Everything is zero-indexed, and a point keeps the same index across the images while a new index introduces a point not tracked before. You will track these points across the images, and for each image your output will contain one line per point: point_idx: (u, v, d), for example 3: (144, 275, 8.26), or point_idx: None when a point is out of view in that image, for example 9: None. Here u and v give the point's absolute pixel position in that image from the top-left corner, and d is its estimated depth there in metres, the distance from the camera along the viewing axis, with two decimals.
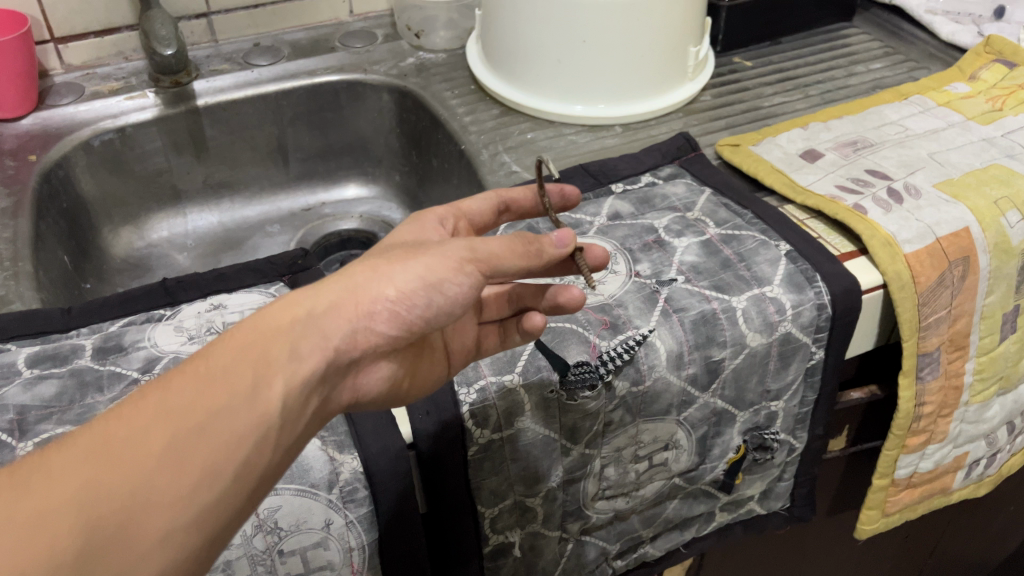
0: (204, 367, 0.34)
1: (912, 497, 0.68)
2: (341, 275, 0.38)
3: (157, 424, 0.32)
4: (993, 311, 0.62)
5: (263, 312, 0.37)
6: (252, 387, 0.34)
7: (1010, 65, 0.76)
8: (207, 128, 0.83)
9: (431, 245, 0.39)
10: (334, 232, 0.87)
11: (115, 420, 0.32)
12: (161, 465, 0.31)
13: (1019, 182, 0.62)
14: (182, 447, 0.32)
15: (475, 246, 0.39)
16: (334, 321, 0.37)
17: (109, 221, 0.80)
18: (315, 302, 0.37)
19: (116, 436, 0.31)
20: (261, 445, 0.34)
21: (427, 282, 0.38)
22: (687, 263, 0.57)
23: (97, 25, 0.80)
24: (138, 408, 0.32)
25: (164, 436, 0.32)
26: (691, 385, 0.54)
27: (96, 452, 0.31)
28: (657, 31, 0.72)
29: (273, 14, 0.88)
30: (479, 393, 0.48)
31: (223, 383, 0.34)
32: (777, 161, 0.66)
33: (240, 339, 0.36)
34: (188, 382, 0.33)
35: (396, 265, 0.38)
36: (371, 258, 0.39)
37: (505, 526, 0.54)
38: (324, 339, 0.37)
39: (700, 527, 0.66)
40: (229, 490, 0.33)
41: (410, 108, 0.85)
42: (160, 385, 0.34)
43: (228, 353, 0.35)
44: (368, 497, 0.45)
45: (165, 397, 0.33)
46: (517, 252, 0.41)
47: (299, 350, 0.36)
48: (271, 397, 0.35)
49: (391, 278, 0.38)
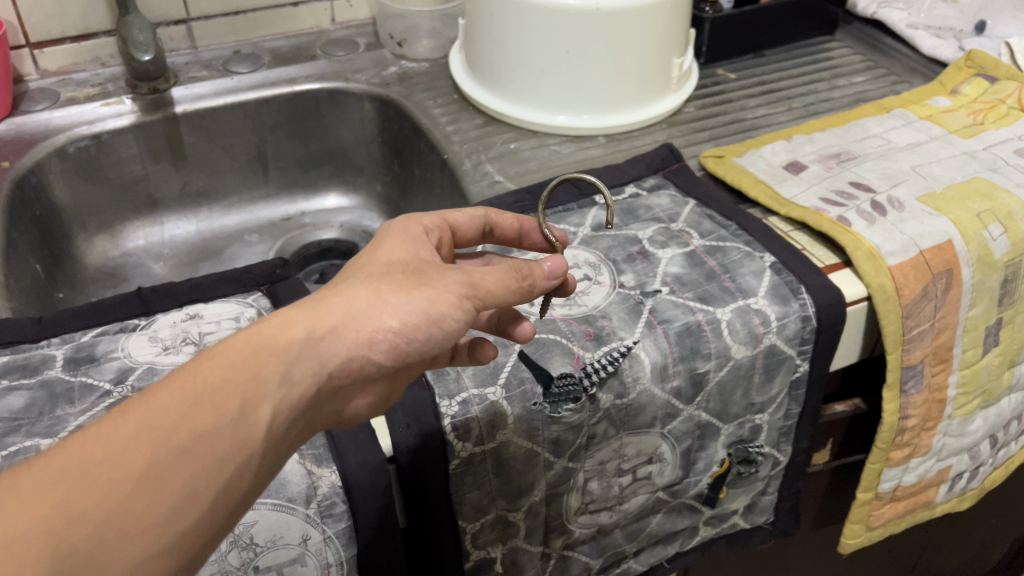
0: (191, 384, 0.33)
1: (895, 511, 0.68)
2: (343, 295, 0.37)
3: (137, 445, 0.31)
4: (976, 324, 0.62)
5: (257, 327, 0.35)
6: (240, 410, 0.33)
7: (990, 79, 0.77)
8: (185, 135, 0.81)
9: (434, 272, 0.39)
10: (314, 241, 0.86)
11: (93, 437, 0.31)
12: (137, 489, 0.30)
13: (1001, 196, 0.62)
14: (161, 472, 0.31)
15: (476, 280, 0.39)
16: (333, 345, 0.36)
17: (83, 230, 0.79)
18: (315, 323, 0.36)
19: (93, 455, 0.30)
20: (243, 469, 0.33)
21: (432, 315, 0.38)
22: (671, 274, 0.56)
23: (73, 30, 0.79)
24: (118, 426, 0.31)
25: (145, 457, 0.31)
26: (676, 398, 0.54)
27: (71, 472, 0.30)
28: (640, 42, 0.72)
29: (253, 21, 0.88)
30: (461, 405, 0.47)
31: (211, 404, 0.33)
32: (761, 173, 0.66)
33: (231, 355, 0.34)
34: (173, 400, 0.32)
35: (400, 293, 0.37)
36: (374, 277, 0.38)
37: (487, 542, 0.53)
38: (319, 362, 0.36)
39: (684, 542, 0.65)
40: (206, 516, 0.32)
41: (392, 117, 0.84)
42: (142, 400, 0.32)
43: (218, 370, 0.34)
44: (346, 512, 0.44)
45: (151, 414, 0.32)
46: (509, 287, 0.41)
47: (291, 373, 0.35)
48: (257, 422, 0.34)
49: (394, 308, 0.37)
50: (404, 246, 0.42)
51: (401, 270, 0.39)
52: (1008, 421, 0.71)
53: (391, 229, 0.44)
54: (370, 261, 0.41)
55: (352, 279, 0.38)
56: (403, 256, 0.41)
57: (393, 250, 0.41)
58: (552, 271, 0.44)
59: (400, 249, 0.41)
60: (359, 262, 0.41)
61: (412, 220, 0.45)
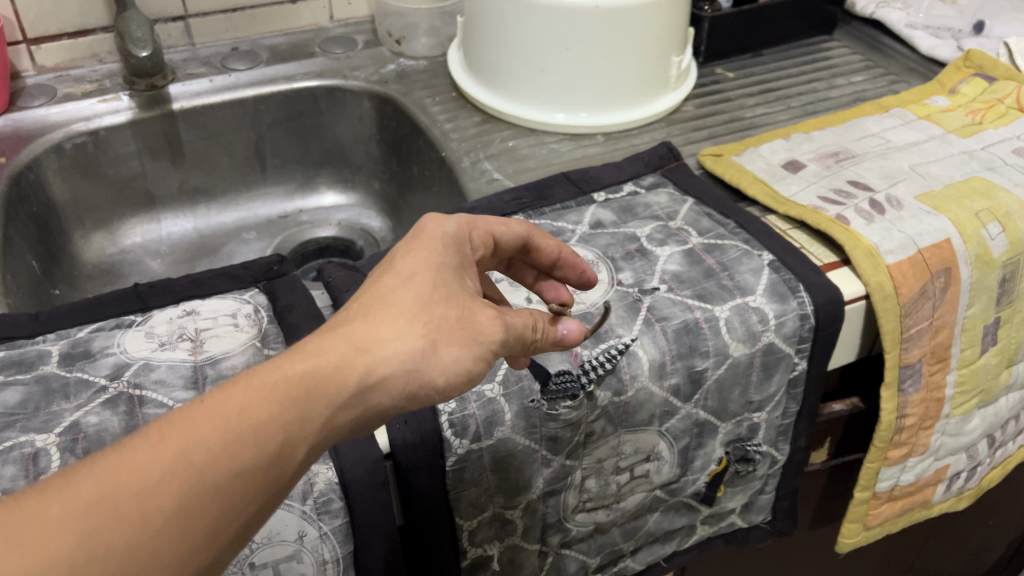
0: (236, 421, 0.32)
1: (893, 510, 0.68)
2: (396, 341, 0.36)
3: (174, 482, 0.30)
4: (974, 323, 0.62)
5: (310, 363, 0.35)
6: (279, 450, 0.33)
7: (989, 79, 0.77)
8: (183, 132, 0.81)
9: (482, 323, 0.39)
10: (312, 239, 0.86)
11: (129, 465, 0.30)
12: (168, 529, 0.30)
13: (999, 195, 0.62)
14: (193, 513, 0.31)
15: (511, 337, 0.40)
16: (379, 394, 0.36)
17: (80, 227, 0.79)
18: (367, 367, 0.36)
19: (130, 487, 0.30)
20: (266, 504, 0.34)
21: (471, 373, 0.38)
22: (669, 271, 0.56)
23: (71, 26, 0.79)
24: (160, 457, 0.31)
25: (183, 496, 0.30)
26: (674, 396, 0.53)
27: (105, 503, 0.29)
28: (640, 41, 0.72)
29: (251, 18, 0.87)
30: (459, 402, 0.47)
31: (254, 444, 0.32)
32: (760, 172, 0.66)
33: (280, 390, 0.34)
34: (216, 437, 0.32)
35: (450, 350, 0.37)
36: (428, 322, 0.37)
37: (484, 539, 0.52)
38: (360, 407, 0.36)
39: (681, 540, 0.65)
40: (222, 553, 0.32)
41: (391, 115, 0.84)
42: (183, 428, 0.32)
43: (264, 406, 0.33)
44: (343, 509, 0.44)
45: (194, 448, 0.31)
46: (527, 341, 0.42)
47: (331, 417, 0.35)
48: (289, 464, 0.34)
49: (444, 366, 0.37)
50: (453, 270, 0.41)
51: (454, 313, 0.38)
52: (1006, 420, 0.71)
53: (443, 239, 0.42)
54: (422, 283, 0.39)
55: (405, 315, 0.37)
56: (452, 286, 0.40)
57: (443, 274, 0.40)
58: (567, 336, 0.45)
59: (451, 278, 0.40)
60: (409, 280, 0.39)
61: (464, 228, 0.44)
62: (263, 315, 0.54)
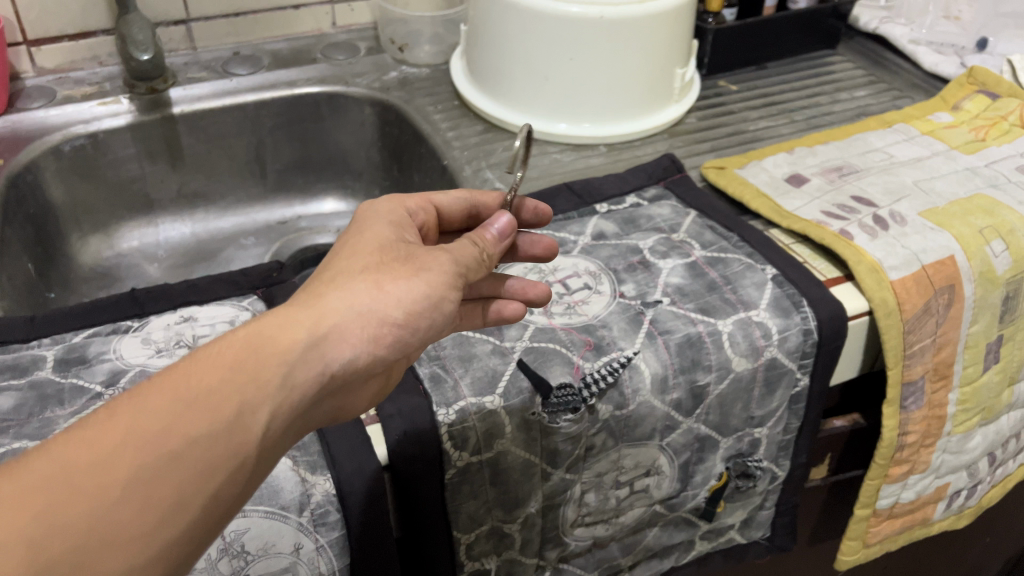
0: (186, 387, 0.32)
1: (893, 528, 0.67)
2: (341, 292, 0.37)
3: (125, 450, 0.30)
4: (977, 340, 0.61)
5: (258, 327, 0.35)
6: (237, 413, 0.33)
7: (992, 96, 0.77)
8: (182, 135, 0.81)
9: (423, 256, 0.40)
10: (310, 246, 0.85)
11: (79, 442, 0.30)
12: (125, 497, 0.30)
13: (1003, 212, 0.62)
14: (150, 479, 0.30)
15: (458, 259, 0.40)
16: (336, 345, 0.36)
17: (77, 230, 0.78)
18: (316, 323, 0.36)
19: (81, 460, 0.30)
20: (236, 474, 0.33)
21: (430, 299, 0.38)
22: (672, 284, 0.56)
23: (72, 28, 0.78)
24: (108, 429, 0.31)
25: (134, 463, 0.30)
26: (675, 410, 0.53)
27: (56, 479, 0.29)
28: (643, 52, 0.72)
29: (254, 23, 0.87)
30: (459, 413, 0.46)
31: (207, 407, 0.32)
32: (763, 185, 0.66)
33: (228, 354, 0.34)
34: (164, 402, 0.32)
35: (396, 282, 0.38)
36: (369, 268, 0.38)
37: (481, 553, 0.52)
38: (321, 364, 0.35)
39: (680, 556, 0.64)
40: (195, 525, 0.32)
41: (392, 122, 0.84)
42: (132, 401, 0.32)
43: (213, 372, 0.33)
44: (340, 521, 0.43)
45: (143, 418, 0.31)
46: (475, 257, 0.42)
47: (292, 375, 0.34)
48: (251, 427, 0.33)
49: (395, 299, 0.37)
50: (389, 225, 0.42)
51: (392, 255, 0.39)
52: (1007, 439, 0.70)
53: (370, 213, 0.43)
54: (356, 243, 0.40)
55: (345, 271, 0.38)
56: (390, 237, 0.41)
57: (379, 230, 0.41)
58: (500, 233, 0.44)
59: (385, 231, 0.41)
60: (345, 245, 0.40)
61: (396, 202, 0.46)
62: None
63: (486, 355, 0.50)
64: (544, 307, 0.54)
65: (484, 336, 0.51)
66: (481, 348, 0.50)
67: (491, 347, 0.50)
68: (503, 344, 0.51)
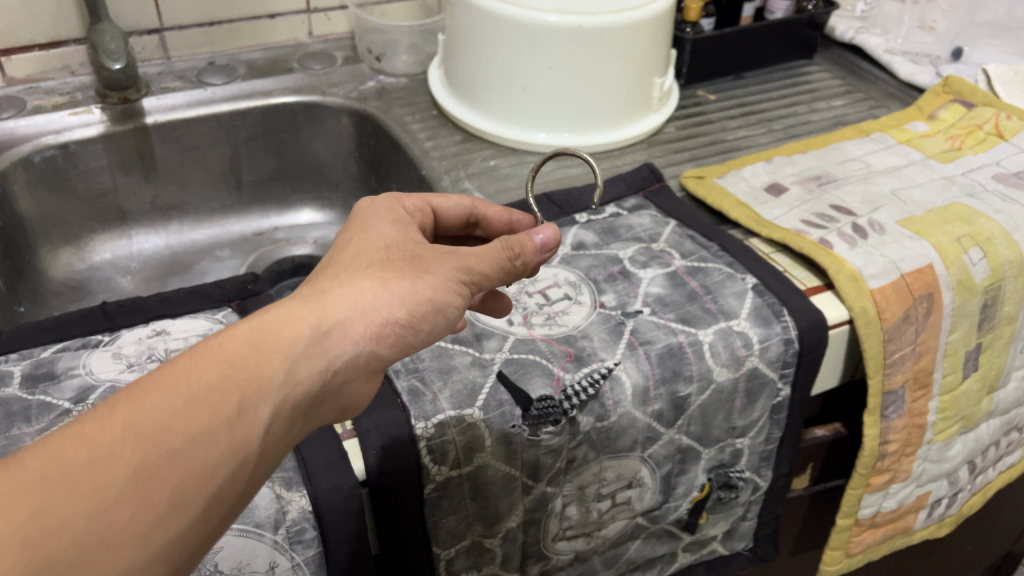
0: (186, 382, 0.31)
1: (874, 537, 0.67)
2: (345, 289, 0.36)
3: (125, 446, 0.29)
4: (956, 348, 0.61)
5: (260, 320, 0.34)
6: (239, 410, 0.32)
7: (967, 106, 0.77)
8: (155, 146, 0.79)
9: (430, 257, 0.39)
10: (287, 257, 0.84)
11: (76, 437, 0.29)
12: (125, 495, 0.29)
13: (980, 221, 0.62)
14: (151, 476, 0.29)
15: (470, 264, 0.40)
16: (338, 342, 0.35)
17: (47, 242, 0.76)
18: (319, 320, 0.35)
19: (78, 457, 0.29)
20: (239, 472, 0.32)
21: (434, 302, 0.38)
22: (652, 294, 0.55)
23: (42, 37, 0.77)
24: (107, 424, 0.30)
25: (134, 460, 0.29)
26: (657, 421, 0.52)
27: (53, 475, 0.28)
28: (621, 61, 0.72)
29: (229, 32, 0.86)
30: (438, 427, 0.46)
31: (209, 402, 0.31)
32: (742, 195, 0.65)
33: (229, 349, 0.33)
34: (165, 398, 0.31)
35: (401, 282, 0.37)
36: (373, 266, 0.38)
37: (461, 569, 0.51)
38: (322, 361, 0.35)
39: (663, 568, 0.64)
40: (197, 524, 0.31)
41: (370, 132, 0.83)
42: (131, 396, 0.31)
43: (214, 366, 0.32)
44: (317, 538, 0.42)
45: (143, 413, 0.30)
46: (496, 258, 0.41)
47: (294, 372, 0.34)
48: (254, 423, 0.32)
49: (401, 299, 0.37)
50: (390, 225, 0.41)
51: (397, 256, 0.39)
52: (987, 446, 0.71)
53: (376, 208, 0.43)
54: (359, 242, 0.39)
55: (348, 269, 0.38)
56: (396, 238, 0.40)
57: (381, 229, 0.40)
58: (543, 245, 0.43)
59: (389, 231, 0.40)
60: (348, 243, 0.40)
61: (395, 202, 0.45)
62: None
63: (465, 367, 0.49)
64: (523, 318, 0.53)
65: (463, 347, 0.50)
66: (460, 360, 0.49)
67: (470, 358, 0.49)
68: (482, 356, 0.50)
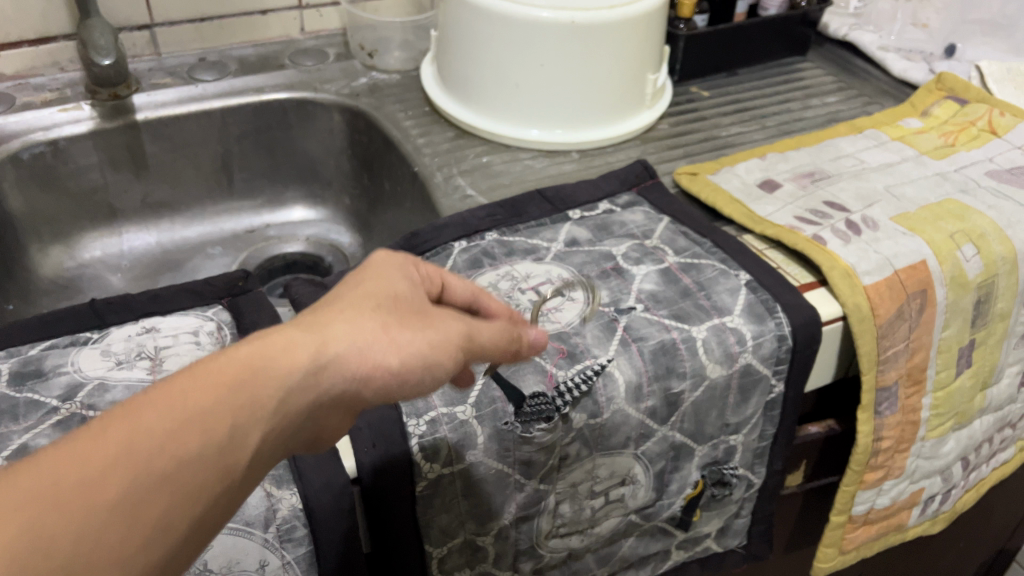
0: (182, 404, 0.29)
1: (868, 534, 0.67)
2: (348, 323, 0.34)
3: (113, 474, 0.27)
4: (950, 345, 0.61)
5: (262, 344, 0.32)
6: (231, 440, 0.30)
7: (961, 102, 0.77)
8: (146, 143, 0.79)
9: (434, 314, 0.37)
10: (279, 255, 0.84)
11: (62, 457, 0.27)
12: (107, 525, 0.27)
13: (974, 217, 0.62)
14: (137, 507, 0.27)
15: (473, 332, 0.38)
16: (338, 376, 0.33)
17: (37, 240, 0.76)
18: (319, 351, 0.33)
19: (62, 480, 0.26)
20: (222, 503, 0.30)
21: (434, 357, 0.36)
22: (645, 290, 0.55)
23: (32, 33, 0.76)
24: (96, 446, 0.27)
25: (120, 490, 0.27)
26: (650, 418, 0.52)
27: (33, 499, 0.26)
28: (614, 57, 0.71)
29: (220, 29, 0.86)
30: (429, 425, 0.45)
31: (203, 430, 0.29)
32: (735, 191, 0.65)
33: (228, 371, 0.31)
34: (158, 422, 0.28)
35: (404, 329, 0.35)
36: (380, 307, 0.35)
37: (453, 567, 0.51)
38: (318, 391, 0.33)
39: (656, 566, 0.64)
40: (174, 556, 0.29)
41: (362, 128, 0.82)
42: (123, 414, 0.28)
43: (211, 390, 0.30)
44: (307, 536, 0.42)
45: (134, 436, 0.28)
46: (497, 345, 0.40)
47: (290, 403, 0.32)
48: (245, 455, 0.30)
49: (402, 345, 0.35)
50: (398, 268, 0.39)
51: (402, 303, 0.36)
52: (981, 443, 0.71)
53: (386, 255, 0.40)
54: (367, 278, 0.37)
55: (354, 304, 0.35)
56: (405, 288, 0.37)
57: (389, 270, 0.38)
58: (535, 343, 0.43)
59: (397, 274, 0.38)
60: (356, 277, 0.37)
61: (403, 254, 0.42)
62: (227, 333, 0.51)
63: None
64: (516, 315, 0.53)
65: None
66: None
67: None
68: None
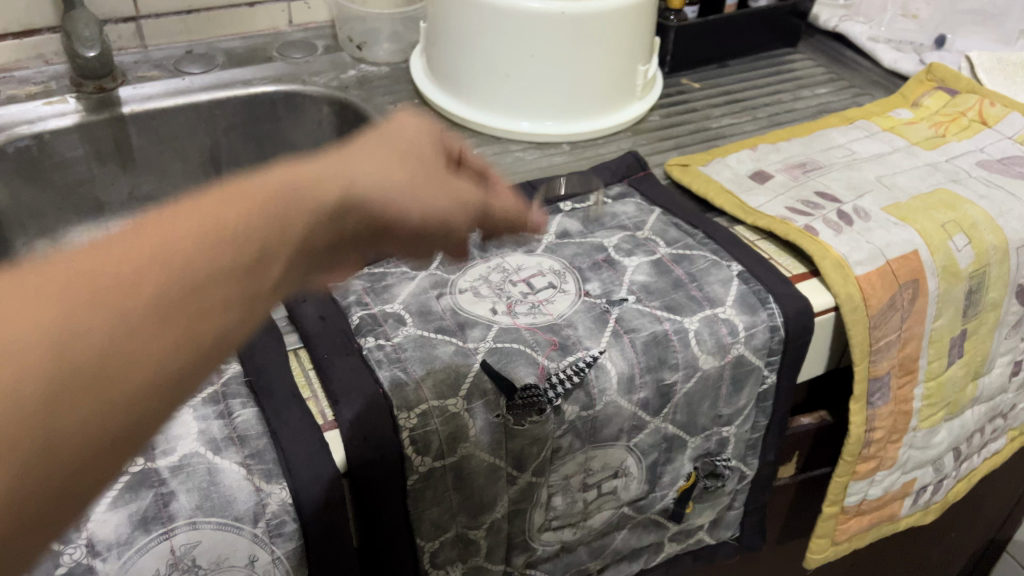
0: (218, 215, 0.29)
1: (860, 525, 0.67)
2: (369, 173, 0.35)
3: (158, 263, 0.26)
4: (942, 335, 0.61)
5: (290, 173, 0.32)
6: (262, 256, 0.30)
7: (951, 93, 0.77)
8: (132, 136, 0.78)
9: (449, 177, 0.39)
10: None
11: (103, 251, 0.26)
12: (153, 306, 0.26)
13: (965, 207, 0.62)
14: (179, 299, 0.27)
15: (488, 207, 0.41)
16: (355, 210, 0.34)
17: (22, 234, 0.74)
18: (339, 186, 0.33)
19: (105, 265, 0.26)
20: (250, 314, 0.29)
21: (432, 216, 0.38)
22: (637, 282, 0.55)
23: (16, 26, 0.76)
24: (138, 243, 0.27)
25: (161, 278, 0.26)
26: (643, 410, 0.52)
27: (80, 279, 0.25)
28: (605, 48, 0.71)
29: (207, 21, 0.85)
30: (421, 418, 0.45)
31: (239, 238, 0.29)
32: (727, 182, 0.65)
33: (259, 189, 0.30)
34: (196, 225, 0.28)
35: (415, 183, 0.37)
36: (394, 165, 0.36)
37: (446, 561, 0.50)
38: (336, 224, 0.33)
39: (649, 559, 0.63)
40: (203, 373, 0.28)
41: (351, 121, 0.82)
42: (158, 219, 0.28)
43: (247, 200, 0.30)
44: (297, 531, 0.41)
45: (175, 237, 0.27)
46: (511, 211, 0.43)
47: (311, 230, 0.32)
48: (273, 272, 0.30)
49: (410, 190, 0.36)
50: (426, 134, 0.39)
51: (416, 159, 0.37)
52: (972, 433, 0.71)
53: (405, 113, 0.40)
54: (381, 139, 0.37)
55: (371, 156, 0.36)
56: (420, 136, 0.38)
57: (408, 128, 0.38)
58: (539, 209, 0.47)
59: (421, 134, 0.39)
60: (370, 137, 0.37)
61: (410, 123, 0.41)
62: None
63: (448, 356, 0.48)
64: (507, 307, 0.53)
65: (445, 337, 0.49)
66: (443, 350, 0.48)
67: (453, 348, 0.49)
68: (465, 344, 0.49)
